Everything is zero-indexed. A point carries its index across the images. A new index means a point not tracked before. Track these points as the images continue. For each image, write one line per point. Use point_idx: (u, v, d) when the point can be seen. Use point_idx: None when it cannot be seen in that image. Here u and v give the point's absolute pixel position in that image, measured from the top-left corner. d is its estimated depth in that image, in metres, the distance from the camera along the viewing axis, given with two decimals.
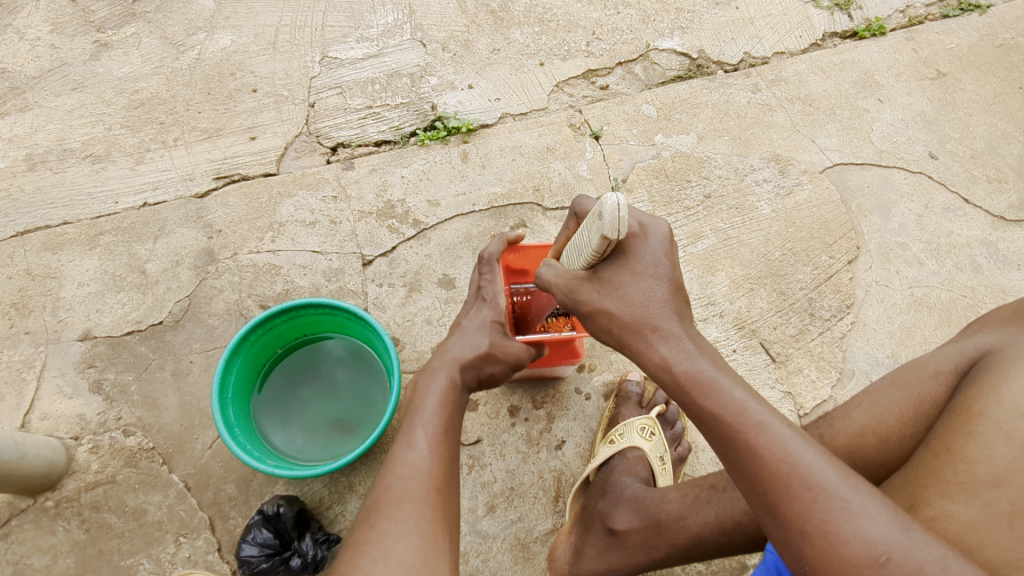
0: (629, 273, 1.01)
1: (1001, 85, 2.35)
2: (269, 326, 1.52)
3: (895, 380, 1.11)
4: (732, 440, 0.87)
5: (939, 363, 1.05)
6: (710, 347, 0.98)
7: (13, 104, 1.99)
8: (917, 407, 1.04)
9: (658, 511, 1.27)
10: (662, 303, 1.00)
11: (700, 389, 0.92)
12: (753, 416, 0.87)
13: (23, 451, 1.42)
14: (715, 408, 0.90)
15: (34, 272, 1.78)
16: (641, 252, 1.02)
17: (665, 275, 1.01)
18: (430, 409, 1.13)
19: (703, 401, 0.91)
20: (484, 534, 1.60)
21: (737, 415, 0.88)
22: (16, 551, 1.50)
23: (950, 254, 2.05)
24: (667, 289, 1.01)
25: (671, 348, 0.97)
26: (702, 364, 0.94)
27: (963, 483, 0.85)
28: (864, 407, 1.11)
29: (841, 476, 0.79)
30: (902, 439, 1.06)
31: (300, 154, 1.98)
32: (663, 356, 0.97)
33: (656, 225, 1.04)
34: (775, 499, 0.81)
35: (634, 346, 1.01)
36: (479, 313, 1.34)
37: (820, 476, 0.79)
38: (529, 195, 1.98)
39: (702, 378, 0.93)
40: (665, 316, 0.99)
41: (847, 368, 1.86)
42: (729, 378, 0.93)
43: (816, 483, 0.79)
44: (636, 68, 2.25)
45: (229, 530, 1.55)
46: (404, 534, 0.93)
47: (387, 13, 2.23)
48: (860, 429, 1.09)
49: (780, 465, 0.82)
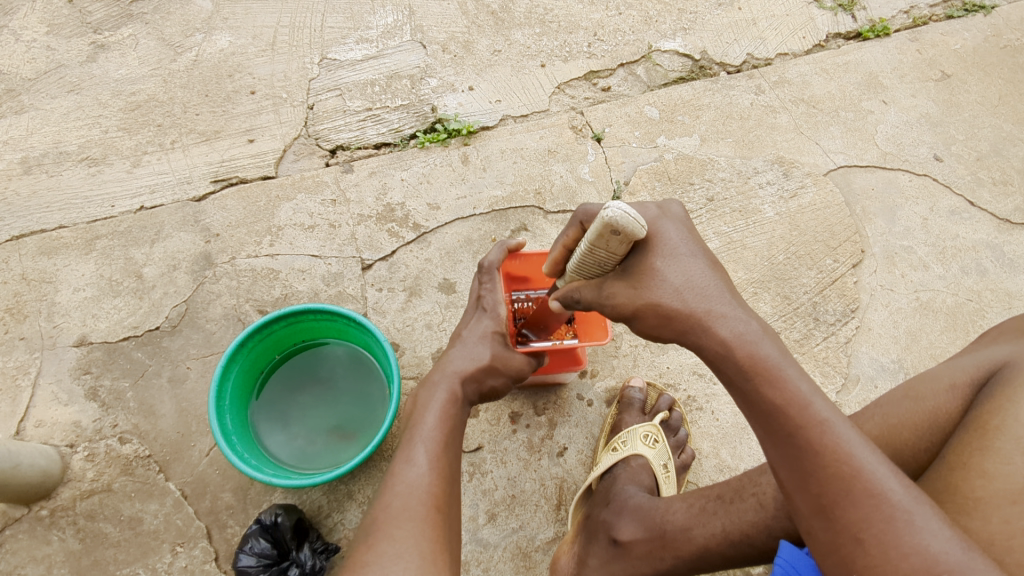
0: (662, 259, 1.01)
1: (1006, 86, 2.33)
2: (265, 333, 1.50)
3: (907, 392, 1.09)
4: (794, 435, 0.86)
5: (954, 375, 1.04)
6: (772, 332, 0.96)
7: (8, 106, 1.97)
8: (931, 421, 1.03)
9: (663, 523, 1.25)
10: (719, 288, 1.00)
11: (764, 377, 0.90)
12: (818, 412, 0.86)
13: (17, 461, 1.40)
14: (778, 399, 0.88)
15: (29, 277, 1.76)
16: (670, 237, 1.02)
17: (700, 255, 1.02)
18: (430, 424, 1.11)
19: (765, 389, 0.90)
20: (485, 543, 1.58)
21: (801, 409, 0.86)
22: (11, 561, 1.48)
23: (955, 257, 2.03)
24: (704, 264, 1.02)
25: (732, 331, 0.95)
26: (766, 350, 0.92)
27: (981, 499, 0.85)
28: (876, 420, 1.09)
29: (904, 487, 0.80)
30: (915, 453, 1.05)
31: (299, 157, 1.96)
32: (724, 339, 0.94)
33: (671, 206, 1.08)
34: (833, 501, 0.81)
35: (688, 332, 0.98)
36: (479, 324, 1.31)
37: (883, 485, 0.79)
38: (530, 198, 1.96)
39: (766, 365, 0.91)
40: (722, 300, 0.98)
41: (852, 373, 1.84)
42: (794, 368, 0.91)
43: (878, 491, 0.79)
44: (638, 70, 2.22)
45: (226, 539, 1.53)
46: (403, 555, 0.91)
47: (386, 14, 2.20)
48: (873, 442, 1.08)
49: (843, 468, 0.81)
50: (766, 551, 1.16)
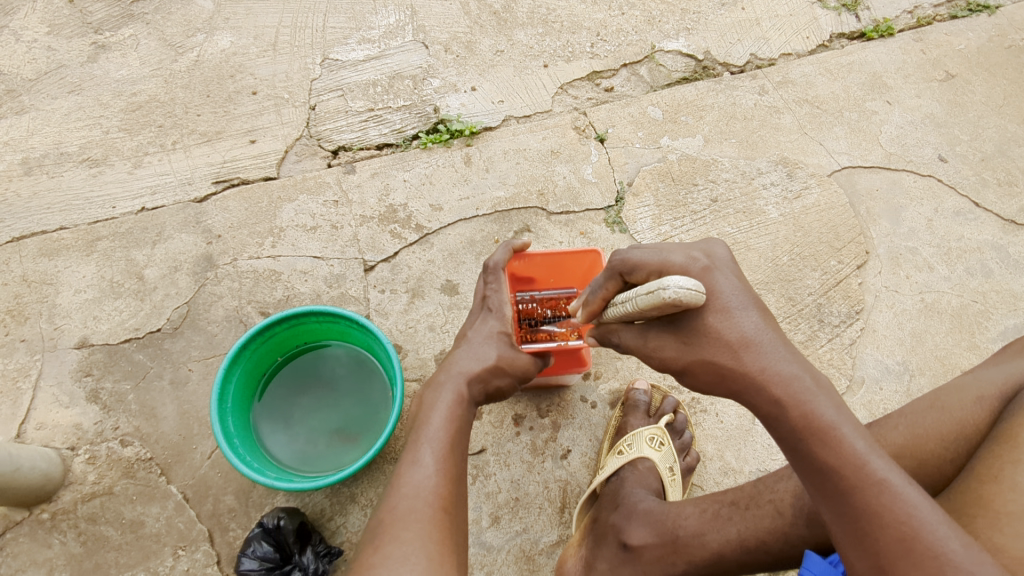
0: (717, 316, 0.99)
1: (1010, 87, 2.32)
2: (268, 334, 1.49)
3: (933, 402, 1.09)
4: (849, 494, 0.84)
5: (981, 388, 1.05)
6: (829, 389, 0.95)
7: (8, 107, 1.96)
8: (959, 431, 1.03)
9: (673, 527, 1.24)
10: (774, 341, 0.98)
11: (817, 436, 0.89)
12: (875, 471, 0.84)
13: (18, 464, 1.39)
14: (832, 459, 0.87)
15: (30, 278, 1.75)
16: (719, 290, 1.01)
17: (752, 306, 1.00)
18: (437, 424, 1.10)
19: (818, 448, 0.89)
20: (489, 546, 1.57)
21: (856, 468, 0.85)
22: (12, 565, 1.47)
23: (960, 258, 2.02)
24: (757, 317, 1.00)
25: (786, 390, 0.94)
26: (822, 409, 0.91)
27: (1013, 514, 0.84)
28: (901, 429, 1.09)
29: (966, 547, 0.76)
30: (940, 463, 1.04)
31: (301, 158, 1.95)
32: (777, 399, 0.94)
33: (716, 250, 1.07)
34: (891, 562, 0.78)
35: (741, 387, 0.98)
36: (485, 324, 1.31)
37: (945, 545, 0.76)
38: (533, 199, 1.95)
39: (820, 424, 0.90)
40: (777, 355, 0.96)
41: (857, 375, 1.83)
42: (850, 426, 0.89)
43: (940, 552, 0.76)
44: (641, 70, 2.21)
45: (228, 542, 1.52)
46: (410, 557, 0.91)
47: (388, 14, 2.19)
48: (898, 451, 1.07)
49: (901, 528, 0.79)
50: (777, 556, 1.15)
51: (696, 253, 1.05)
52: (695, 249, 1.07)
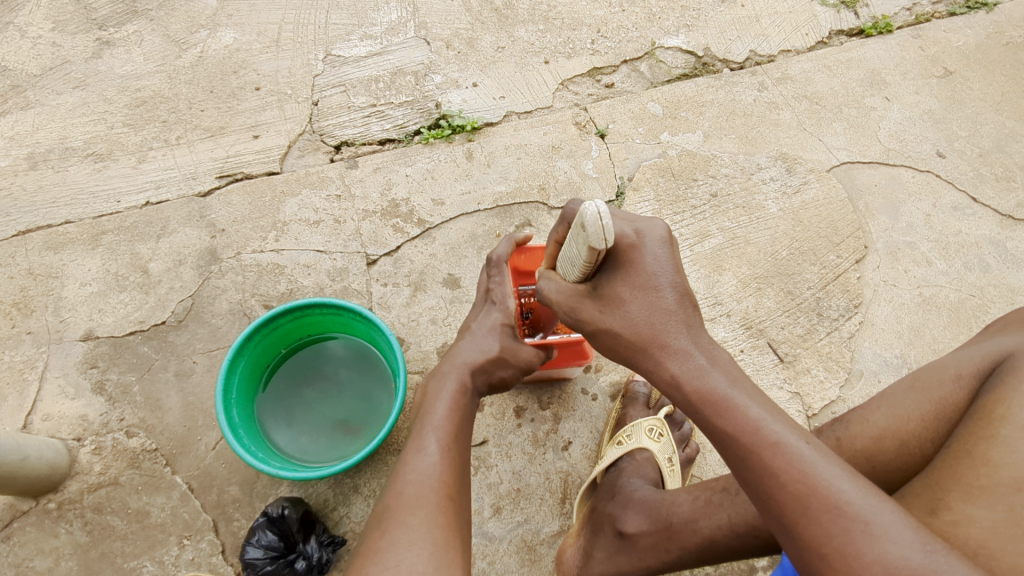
0: (631, 288, 1.01)
1: (1008, 83, 2.33)
2: (273, 326, 1.51)
3: (913, 383, 1.10)
4: (748, 459, 0.85)
5: (960, 365, 1.06)
6: (723, 358, 0.96)
7: (13, 102, 1.98)
8: (937, 410, 1.05)
9: (669, 514, 1.25)
10: (668, 314, 0.99)
11: (713, 408, 0.91)
12: (769, 434, 0.85)
13: (25, 453, 1.41)
14: (728, 427, 0.88)
15: (35, 272, 1.77)
16: (641, 265, 1.01)
17: (668, 284, 1.00)
18: (441, 413, 1.12)
19: (715, 420, 0.90)
20: (490, 536, 1.58)
21: (752, 434, 0.86)
22: (18, 554, 1.49)
23: (958, 253, 2.04)
24: (672, 300, 0.99)
25: (682, 365, 0.95)
26: (715, 381, 0.93)
27: (986, 487, 0.85)
28: (882, 411, 1.11)
29: (861, 494, 0.78)
30: (922, 443, 1.05)
31: (303, 153, 1.97)
32: (674, 374, 0.96)
33: (652, 229, 1.02)
34: (793, 520, 0.80)
35: (643, 364, 1.00)
36: (489, 316, 1.32)
37: (839, 497, 0.78)
38: (534, 194, 1.96)
39: (714, 397, 0.91)
40: (673, 331, 0.98)
41: (855, 368, 1.85)
42: (744, 395, 0.91)
43: (835, 504, 0.77)
44: (641, 66, 2.23)
45: (233, 532, 1.53)
46: (416, 542, 0.92)
47: (390, 11, 2.21)
48: (879, 433, 1.09)
49: (798, 486, 0.80)
50: (769, 540, 1.16)
51: (627, 227, 1.02)
52: (627, 226, 1.03)
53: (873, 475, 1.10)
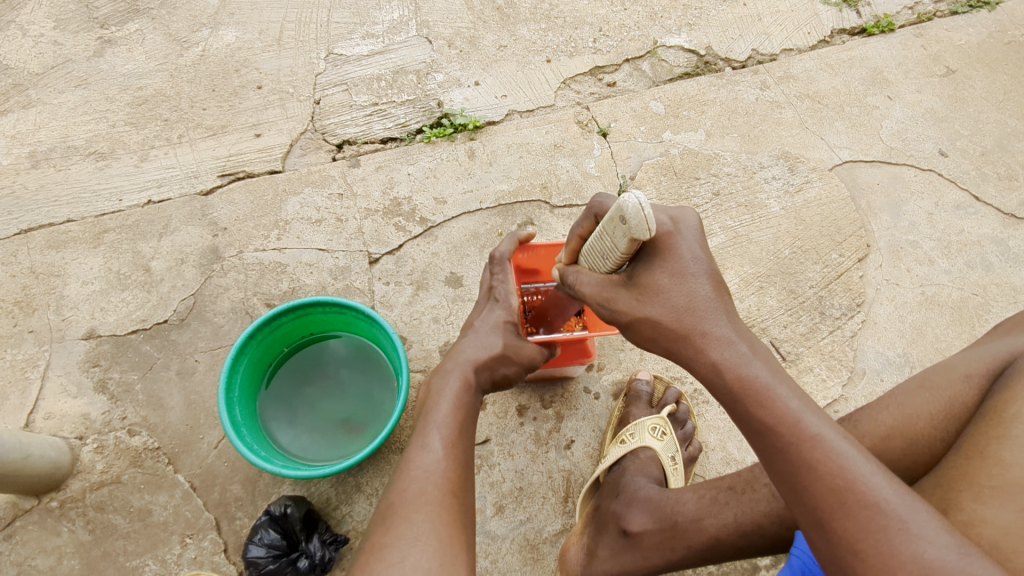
0: (668, 275, 1.00)
1: (1011, 82, 2.33)
2: (275, 324, 1.51)
3: (922, 382, 1.10)
4: (786, 451, 0.85)
5: (969, 365, 1.06)
6: (766, 352, 0.97)
7: (15, 101, 1.98)
8: (946, 410, 1.05)
9: (673, 513, 1.25)
10: (707, 301, 0.99)
11: (754, 397, 0.91)
12: (809, 428, 0.85)
13: (27, 451, 1.40)
14: (768, 418, 0.89)
15: (38, 270, 1.76)
16: (677, 251, 1.00)
17: (703, 270, 1.00)
18: (444, 410, 1.12)
19: (755, 410, 0.90)
20: (493, 534, 1.58)
21: (792, 427, 0.86)
22: (20, 552, 1.49)
23: (961, 252, 2.03)
24: (709, 287, 1.00)
25: (723, 353, 0.96)
26: (757, 371, 0.93)
27: (999, 487, 0.85)
28: (890, 410, 1.10)
29: (898, 494, 0.77)
30: (930, 442, 1.05)
31: (305, 152, 1.96)
32: (714, 362, 0.96)
33: (686, 217, 1.03)
34: (827, 514, 0.79)
35: (683, 353, 1.00)
36: (492, 313, 1.32)
37: (877, 494, 0.77)
38: (536, 193, 1.96)
39: (756, 386, 0.92)
40: (714, 319, 0.98)
41: (858, 367, 1.85)
42: (784, 387, 0.91)
43: (873, 501, 0.77)
44: (643, 65, 2.22)
45: (235, 531, 1.53)
46: (420, 539, 0.92)
47: (391, 10, 2.21)
48: (887, 432, 1.09)
49: (835, 480, 0.80)
50: (773, 539, 1.16)
51: (662, 215, 1.01)
52: (661, 213, 1.02)
53: None
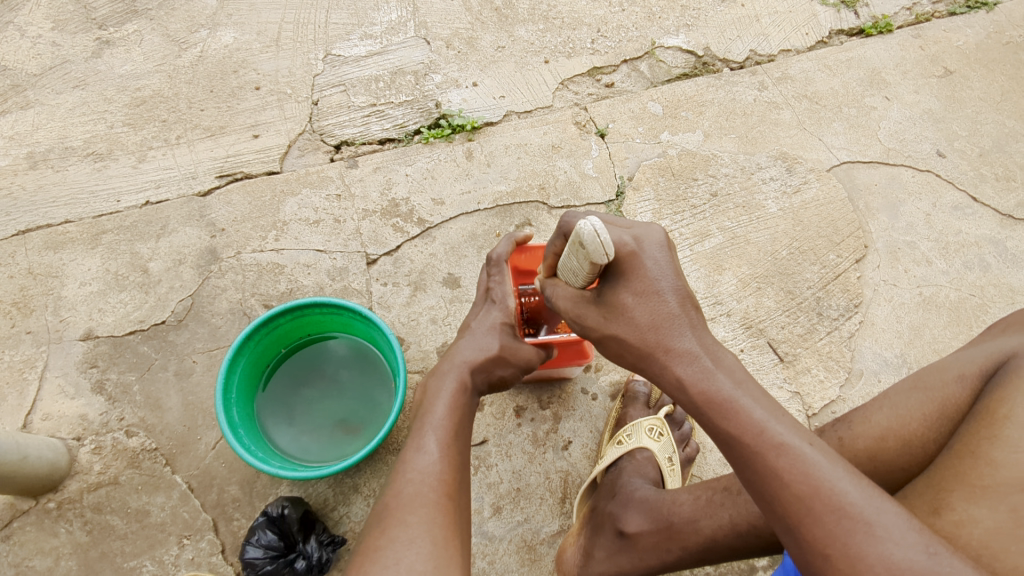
0: (632, 294, 1.02)
1: (1008, 83, 2.33)
2: (272, 325, 1.50)
3: (916, 382, 1.10)
4: (751, 461, 0.85)
5: (962, 365, 1.06)
6: (729, 360, 0.97)
7: (13, 102, 1.98)
8: (939, 411, 1.05)
9: (669, 514, 1.25)
10: (675, 318, 0.99)
11: (717, 410, 0.91)
12: (773, 437, 0.85)
13: (25, 452, 1.41)
14: (732, 429, 0.88)
15: (35, 271, 1.76)
16: (643, 270, 1.01)
17: (670, 288, 1.01)
18: (440, 412, 1.12)
19: (719, 422, 0.90)
20: (490, 535, 1.58)
21: (755, 437, 0.86)
22: (18, 553, 1.49)
23: (958, 253, 2.04)
24: (674, 304, 1.00)
25: (686, 368, 0.96)
26: (719, 383, 0.93)
27: (989, 487, 0.86)
28: (885, 411, 1.11)
29: (864, 496, 0.78)
30: (924, 442, 1.06)
31: (303, 153, 1.97)
32: (678, 376, 0.96)
33: (651, 234, 1.04)
34: (796, 521, 0.80)
35: (650, 368, 1.01)
36: (488, 315, 1.32)
37: (842, 499, 0.78)
38: (534, 194, 1.96)
39: (719, 398, 0.91)
40: (677, 334, 0.98)
41: (856, 368, 1.85)
42: (747, 397, 0.91)
43: (839, 506, 0.77)
44: (641, 66, 2.22)
45: (233, 532, 1.53)
46: (415, 541, 0.92)
47: (390, 11, 2.21)
48: (882, 432, 1.09)
49: (801, 488, 0.80)
50: (769, 540, 1.16)
51: (627, 235, 1.02)
52: (626, 233, 1.04)
53: (875, 475, 1.10)
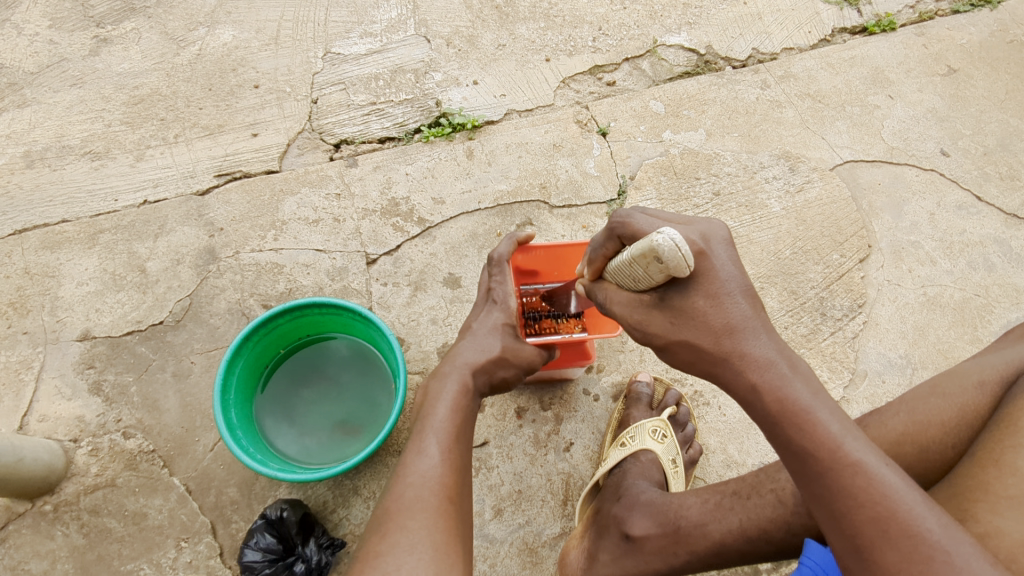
0: (705, 297, 0.99)
1: (1013, 81, 2.32)
2: (270, 326, 1.49)
3: (933, 388, 1.09)
4: (826, 475, 0.83)
5: (982, 372, 1.05)
6: (808, 372, 0.95)
7: (10, 100, 1.96)
8: (959, 417, 1.04)
9: (676, 518, 1.24)
10: (746, 318, 0.98)
11: (794, 420, 0.89)
12: (850, 453, 0.83)
13: (21, 455, 1.39)
14: (809, 441, 0.86)
15: (32, 271, 1.75)
16: (713, 272, 0.99)
17: (736, 287, 0.99)
18: (442, 415, 1.10)
19: (794, 433, 0.88)
20: (491, 538, 1.57)
21: (832, 451, 0.84)
22: (14, 557, 1.47)
23: (963, 252, 2.02)
24: (745, 304, 0.99)
25: (762, 375, 0.94)
26: (798, 393, 0.91)
27: (1015, 497, 0.84)
28: (902, 416, 1.09)
29: (941, 524, 0.75)
30: (942, 448, 1.04)
31: (303, 152, 1.95)
32: (754, 383, 0.94)
33: (716, 230, 1.02)
34: (866, 541, 0.77)
35: (722, 374, 0.99)
36: (490, 316, 1.30)
37: (920, 524, 0.75)
38: (535, 193, 1.95)
39: (797, 408, 0.90)
40: (755, 338, 0.97)
41: (860, 368, 1.83)
42: (826, 410, 0.89)
43: (916, 531, 0.75)
44: (643, 64, 2.21)
45: (231, 535, 1.51)
46: (416, 546, 0.91)
47: (390, 8, 2.19)
48: (898, 438, 1.07)
49: (877, 507, 0.78)
50: (779, 544, 1.14)
51: (694, 235, 1.00)
52: (693, 231, 1.02)
53: None
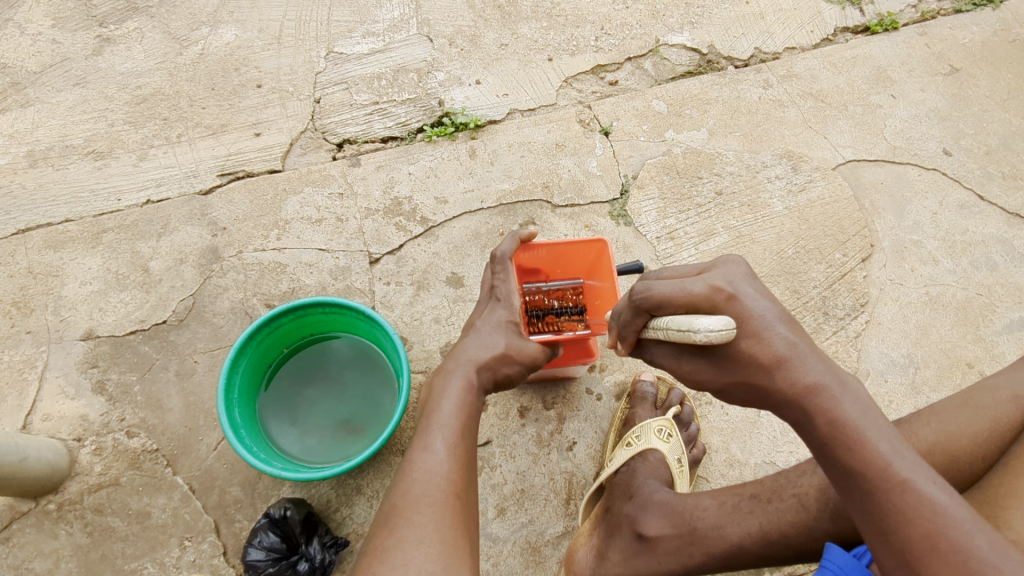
0: (746, 338, 0.95)
1: (1015, 81, 2.31)
2: (274, 325, 1.49)
3: (966, 401, 1.12)
4: (874, 493, 0.83)
5: (1015, 387, 1.10)
6: (857, 390, 0.93)
7: (13, 99, 1.96)
8: (992, 428, 1.08)
9: (692, 519, 1.24)
10: (791, 347, 0.94)
11: (844, 442, 0.88)
12: (899, 472, 0.83)
13: (24, 454, 1.39)
14: (858, 461, 0.86)
15: (35, 270, 1.75)
16: (748, 312, 0.95)
17: (776, 318, 0.96)
18: (448, 411, 1.10)
19: (843, 454, 0.88)
20: (495, 537, 1.57)
21: (881, 471, 0.84)
22: (18, 555, 1.48)
23: (965, 252, 2.02)
24: (786, 333, 0.95)
25: (810, 399, 0.92)
26: (846, 415, 0.89)
27: None
28: (933, 426, 1.12)
29: (990, 540, 0.76)
30: (971, 459, 1.08)
31: (305, 151, 1.95)
32: (802, 409, 0.92)
33: (736, 265, 1.01)
34: (916, 556, 0.78)
35: (768, 399, 0.96)
36: (493, 313, 1.31)
37: (969, 541, 0.76)
38: (537, 192, 1.95)
39: (845, 430, 0.88)
40: (802, 365, 0.93)
41: (862, 368, 1.83)
42: (875, 429, 0.88)
43: (965, 546, 0.76)
44: (645, 64, 2.21)
45: (235, 533, 1.52)
46: (424, 541, 0.91)
47: (392, 8, 2.19)
48: (929, 447, 1.10)
49: (926, 525, 0.78)
50: (798, 549, 1.16)
51: (723, 282, 0.97)
52: (725, 281, 0.98)
53: None
